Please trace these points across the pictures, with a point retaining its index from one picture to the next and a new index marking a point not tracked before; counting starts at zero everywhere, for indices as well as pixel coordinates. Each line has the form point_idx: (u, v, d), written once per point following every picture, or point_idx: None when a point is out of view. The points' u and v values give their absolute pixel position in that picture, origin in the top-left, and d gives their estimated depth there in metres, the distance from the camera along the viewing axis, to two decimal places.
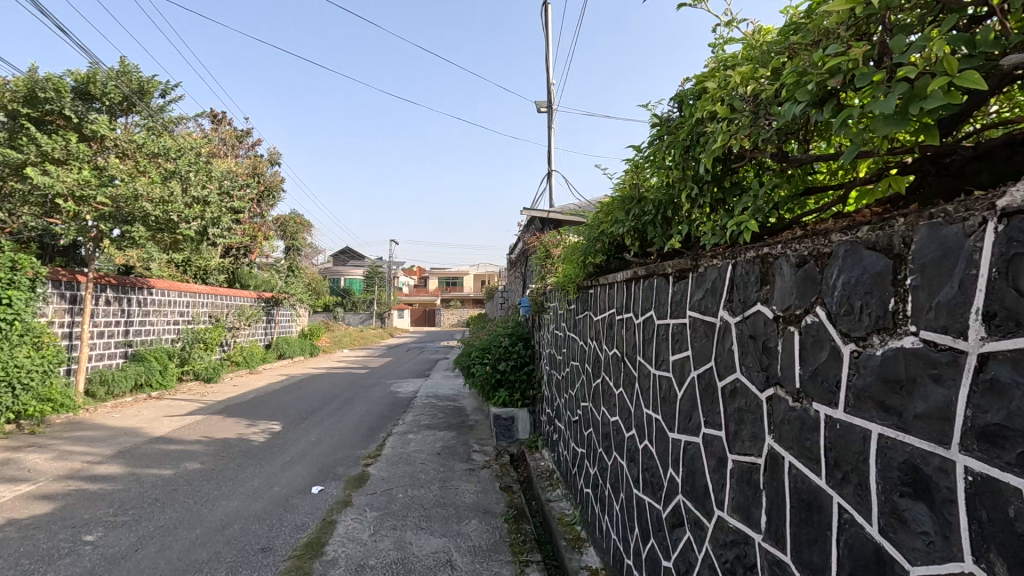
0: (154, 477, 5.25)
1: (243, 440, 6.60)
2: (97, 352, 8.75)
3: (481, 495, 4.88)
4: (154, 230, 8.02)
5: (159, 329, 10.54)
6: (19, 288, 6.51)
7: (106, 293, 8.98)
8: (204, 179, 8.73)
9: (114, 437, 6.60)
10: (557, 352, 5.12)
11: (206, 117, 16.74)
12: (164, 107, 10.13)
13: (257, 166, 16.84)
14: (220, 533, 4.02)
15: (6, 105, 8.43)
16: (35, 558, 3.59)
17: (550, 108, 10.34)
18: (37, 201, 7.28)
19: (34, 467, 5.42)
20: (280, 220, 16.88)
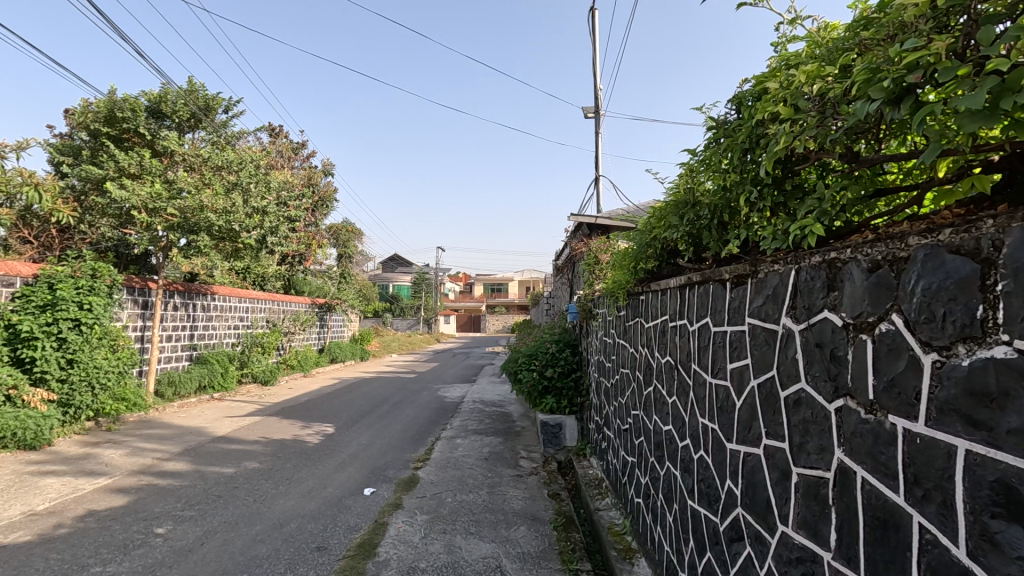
0: (217, 475, 5.50)
1: (298, 441, 6.83)
2: (166, 355, 9.28)
3: (529, 502, 4.87)
4: (218, 239, 8.42)
5: (222, 333, 11.08)
6: (99, 294, 6.96)
7: (174, 299, 9.53)
8: (264, 190, 9.13)
9: (181, 436, 6.96)
10: (606, 360, 5.06)
11: (265, 131, 17.54)
12: (227, 123, 10.67)
13: (312, 176, 17.52)
14: (278, 531, 4.17)
15: (88, 124, 9.12)
16: (112, 548, 3.82)
17: (597, 112, 10.26)
18: (114, 213, 7.78)
19: (111, 462, 5.79)
20: (333, 228, 17.47)
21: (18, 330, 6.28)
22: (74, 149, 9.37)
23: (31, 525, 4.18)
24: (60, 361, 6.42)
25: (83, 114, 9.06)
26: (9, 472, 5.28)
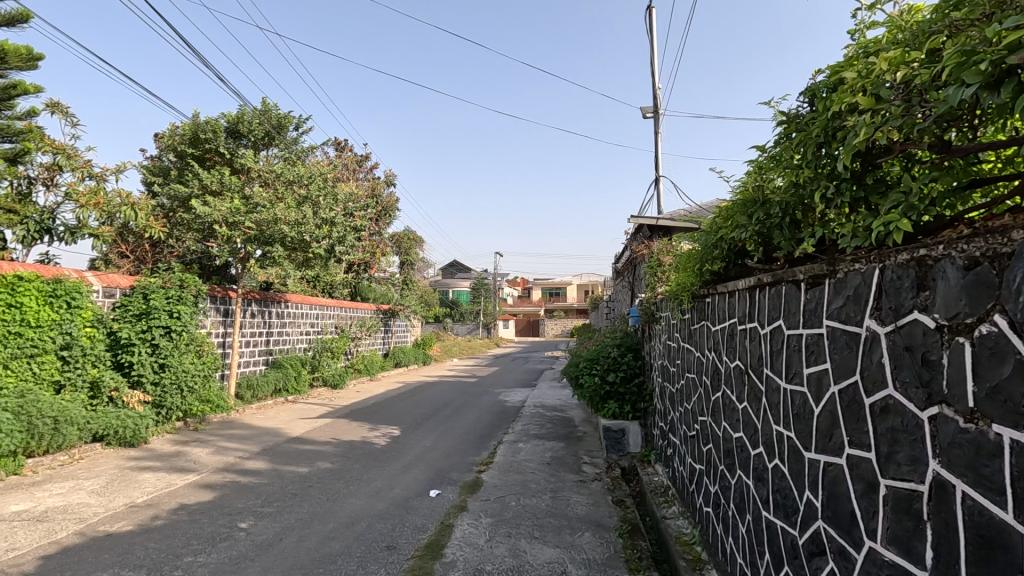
0: (292, 474, 5.78)
1: (366, 443, 7.08)
2: (245, 360, 9.88)
3: (593, 508, 4.81)
4: (291, 249, 8.89)
5: (295, 339, 11.67)
6: (186, 303, 7.50)
7: (252, 307, 10.13)
8: (332, 202, 9.55)
9: (259, 436, 7.38)
10: (670, 364, 4.94)
11: (331, 145, 18.37)
12: (297, 139, 11.25)
13: (375, 187, 18.17)
14: (350, 529, 4.33)
15: (176, 146, 9.88)
16: (202, 539, 4.10)
17: (656, 111, 10.07)
18: (198, 228, 8.39)
19: (198, 459, 6.22)
20: (395, 237, 18.03)
21: (118, 336, 6.89)
22: (163, 170, 10.16)
23: (132, 516, 4.56)
24: (154, 365, 6.98)
25: (171, 137, 9.83)
26: (112, 467, 5.79)
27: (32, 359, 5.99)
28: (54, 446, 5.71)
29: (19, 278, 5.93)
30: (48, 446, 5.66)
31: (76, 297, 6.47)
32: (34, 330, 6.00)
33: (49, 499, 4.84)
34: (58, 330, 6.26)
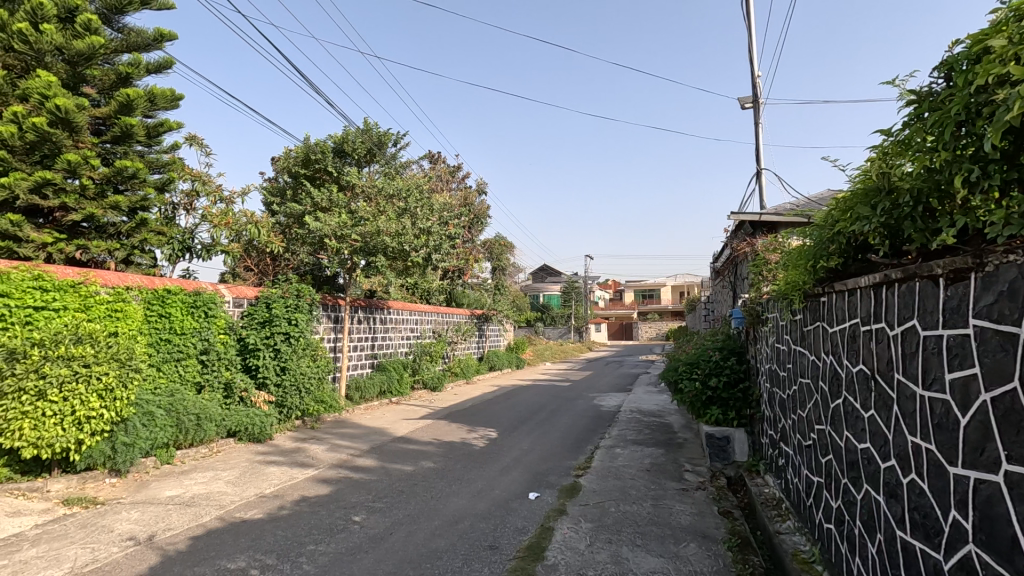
0: (399, 472, 6.09)
1: (466, 444, 7.30)
2: (353, 364, 10.57)
3: (698, 518, 4.62)
4: (392, 258, 9.40)
5: (397, 343, 12.31)
6: (303, 310, 8.15)
7: (359, 314, 10.82)
8: (429, 212, 9.97)
9: (368, 435, 7.86)
10: (780, 369, 4.64)
11: (426, 158, 19.22)
12: (396, 155, 11.89)
13: (467, 196, 18.77)
14: (454, 527, 4.49)
15: (290, 168, 10.82)
16: (321, 530, 4.44)
17: (756, 101, 9.51)
18: (310, 242, 9.12)
19: (315, 455, 6.74)
20: (488, 244, 18.49)
21: (246, 342, 7.66)
22: (280, 190, 11.17)
23: (262, 505, 5.03)
24: (277, 368, 7.66)
25: (286, 159, 10.78)
26: (244, 460, 6.43)
27: (178, 362, 6.83)
28: (197, 440, 6.44)
29: (168, 291, 6.73)
30: (193, 439, 6.40)
31: (212, 307, 7.26)
32: (179, 337, 6.83)
33: (195, 486, 5.47)
34: (198, 336, 7.08)
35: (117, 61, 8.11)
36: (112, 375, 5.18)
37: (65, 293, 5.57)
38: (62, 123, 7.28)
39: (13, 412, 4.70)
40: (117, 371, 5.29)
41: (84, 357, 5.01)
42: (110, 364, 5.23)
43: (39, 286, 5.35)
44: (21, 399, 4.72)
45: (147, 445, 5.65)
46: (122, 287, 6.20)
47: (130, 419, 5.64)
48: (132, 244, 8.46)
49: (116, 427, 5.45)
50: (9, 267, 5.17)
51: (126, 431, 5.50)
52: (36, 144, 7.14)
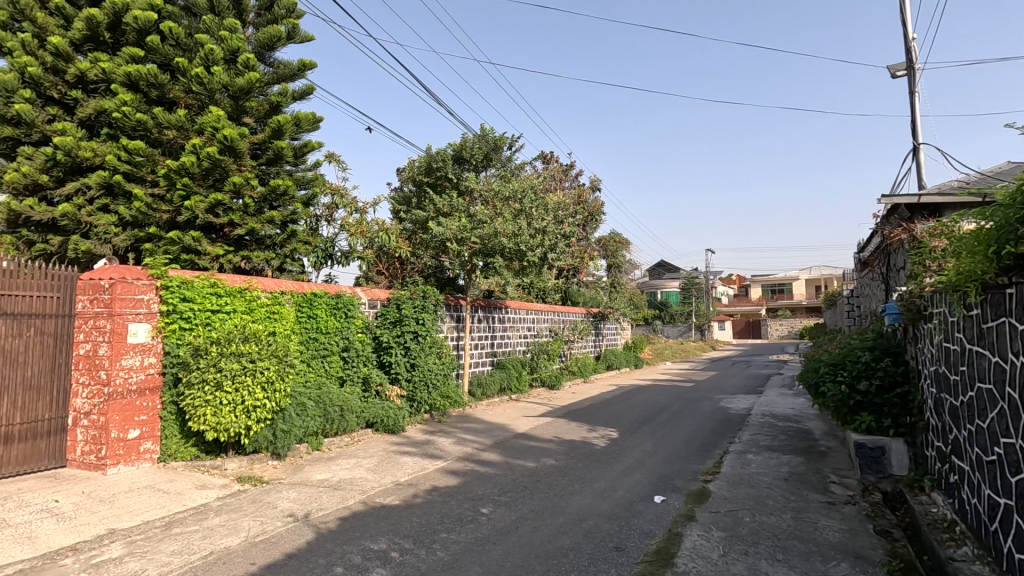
0: (522, 468, 6.22)
1: (587, 443, 7.26)
2: (475, 361, 11.00)
3: (849, 536, 4.17)
4: (509, 259, 9.64)
5: (516, 342, 12.57)
6: (429, 310, 8.63)
7: (479, 313, 11.22)
8: (544, 212, 10.08)
9: (491, 431, 8.13)
10: (951, 371, 4.05)
11: (540, 160, 19.44)
12: (511, 158, 12.15)
13: (581, 195, 18.72)
14: (578, 525, 4.48)
15: (414, 176, 11.52)
16: (452, 519, 4.67)
17: (910, 67, 8.38)
18: (433, 246, 9.62)
19: (443, 448, 7.11)
20: (602, 241, 18.32)
21: (380, 341, 8.30)
22: (405, 198, 11.93)
23: (398, 492, 5.41)
24: (407, 365, 8.23)
25: (411, 168, 11.49)
26: (381, 449, 6.97)
27: (324, 358, 7.56)
28: (341, 429, 7.10)
29: (315, 294, 7.45)
30: (338, 429, 7.06)
31: (351, 308, 7.96)
32: (324, 336, 7.56)
33: (340, 471, 6.02)
34: (340, 335, 7.80)
35: (269, 92, 9.18)
36: (272, 369, 5.88)
37: (234, 298, 6.39)
38: (229, 151, 8.35)
39: (199, 400, 5.53)
40: (276, 366, 5.99)
41: (250, 354, 5.74)
42: (271, 359, 5.94)
43: (215, 292, 6.22)
44: (204, 388, 5.55)
45: (301, 433, 6.32)
46: (278, 292, 6.95)
47: (287, 409, 6.35)
48: (285, 253, 9.60)
49: (276, 415, 6.16)
50: (193, 276, 6.08)
51: (283, 419, 6.20)
52: (210, 170, 8.26)
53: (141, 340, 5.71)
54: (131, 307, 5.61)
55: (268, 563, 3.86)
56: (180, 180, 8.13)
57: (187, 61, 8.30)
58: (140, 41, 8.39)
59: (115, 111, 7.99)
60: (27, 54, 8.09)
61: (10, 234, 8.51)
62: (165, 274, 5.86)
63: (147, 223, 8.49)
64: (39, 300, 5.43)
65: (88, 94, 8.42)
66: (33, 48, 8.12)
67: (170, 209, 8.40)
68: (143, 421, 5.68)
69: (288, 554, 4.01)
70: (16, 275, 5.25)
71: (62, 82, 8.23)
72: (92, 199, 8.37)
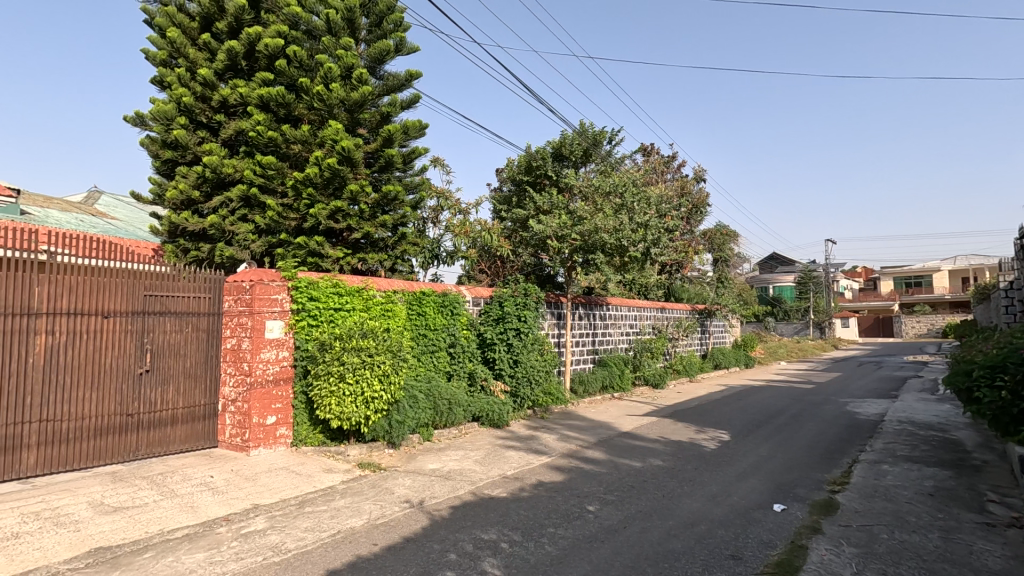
0: (627, 467, 6.12)
1: (696, 445, 6.97)
2: (576, 358, 10.96)
3: (1014, 564, 3.64)
4: (611, 254, 9.48)
5: (617, 339, 12.28)
6: (530, 308, 8.70)
7: (580, 310, 11.14)
8: (646, 206, 9.80)
9: (595, 428, 8.08)
10: None
11: (640, 152, 18.92)
12: (611, 152, 11.92)
13: (685, 186, 17.97)
14: (691, 530, 4.31)
15: (514, 176, 11.68)
16: (559, 515, 4.69)
17: None
18: (534, 243, 9.70)
19: (548, 443, 7.18)
20: (708, 234, 17.53)
21: (485, 337, 8.56)
22: (505, 198, 12.09)
23: (506, 485, 5.54)
24: (511, 361, 8.39)
25: (511, 168, 11.67)
26: (487, 442, 7.19)
27: (433, 354, 7.92)
28: (449, 422, 7.40)
29: (424, 293, 7.81)
30: (446, 421, 7.37)
31: (456, 306, 8.27)
32: (433, 333, 7.92)
33: (450, 462, 6.29)
34: (446, 332, 8.12)
35: (380, 104, 9.77)
36: (387, 363, 6.27)
37: (353, 297, 6.90)
38: (346, 161, 9.00)
39: (325, 390, 6.03)
40: (391, 360, 6.38)
41: (368, 348, 6.16)
42: (387, 354, 6.33)
43: (337, 292, 6.75)
44: (330, 379, 6.06)
45: (413, 424, 6.69)
46: (391, 291, 7.38)
47: (401, 401, 6.75)
48: (396, 254, 10.23)
49: (391, 407, 6.57)
50: (318, 278, 6.64)
51: (398, 411, 6.60)
52: (330, 180, 8.96)
53: (276, 335, 6.33)
54: (268, 306, 6.24)
55: (388, 544, 4.13)
56: (305, 190, 8.91)
57: (309, 80, 9.06)
58: (270, 66, 9.29)
59: (251, 131, 8.93)
60: (182, 86, 9.27)
61: (170, 244, 9.80)
62: (295, 276, 6.48)
63: (278, 230, 9.40)
64: (195, 301, 6.21)
65: (229, 116, 9.49)
66: (186, 80, 9.29)
67: (296, 217, 9.23)
68: (279, 408, 6.30)
69: (406, 538, 4.25)
70: (176, 279, 6.04)
71: (209, 107, 9.33)
72: (234, 210, 9.41)
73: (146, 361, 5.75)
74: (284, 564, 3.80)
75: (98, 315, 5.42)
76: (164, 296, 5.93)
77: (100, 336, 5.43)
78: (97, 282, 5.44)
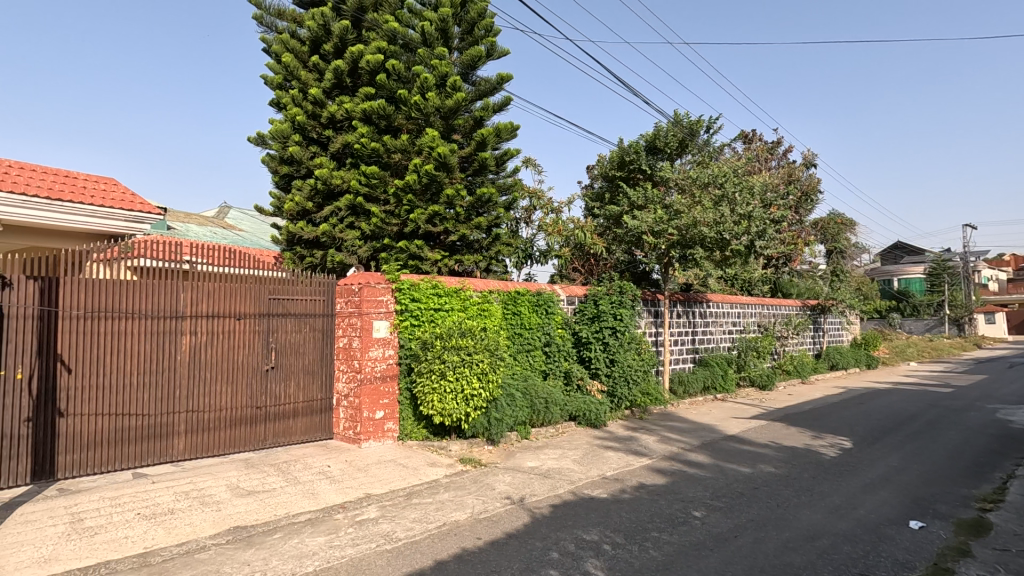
0: (735, 472, 5.80)
1: (813, 452, 6.44)
2: (675, 358, 10.56)
3: None
4: (712, 248, 9.05)
5: (719, 338, 11.68)
6: (626, 306, 8.50)
7: (678, 308, 10.71)
8: (749, 196, 9.24)
9: (698, 431, 7.74)
10: None
11: (741, 139, 17.88)
12: (709, 141, 11.35)
13: (792, 172, 16.72)
14: (811, 543, 3.99)
15: (606, 172, 11.46)
16: (663, 519, 4.54)
17: None
18: (628, 239, 9.45)
19: (648, 445, 6.99)
20: (820, 224, 16.20)
21: (580, 336, 8.49)
22: (597, 195, 11.83)
23: (606, 486, 5.46)
24: (607, 360, 8.27)
25: (603, 164, 11.47)
26: (585, 442, 7.13)
27: (529, 353, 8.00)
28: (546, 420, 7.43)
29: (518, 293, 7.91)
30: (544, 420, 7.41)
31: (550, 305, 8.28)
32: (528, 332, 7.99)
33: (549, 460, 6.31)
34: (542, 330, 8.18)
35: (473, 109, 10.03)
36: (485, 361, 6.43)
37: (452, 297, 7.14)
38: (442, 166, 9.32)
39: (428, 387, 6.29)
40: (489, 358, 6.53)
41: (467, 347, 6.33)
42: (485, 353, 6.48)
43: (436, 292, 7.02)
44: (432, 376, 6.30)
45: (511, 421, 6.80)
46: (487, 291, 7.54)
47: (499, 399, 6.88)
48: (490, 255, 10.48)
49: (490, 404, 6.73)
50: (419, 279, 6.94)
51: (496, 408, 6.74)
52: (428, 186, 9.34)
53: (383, 335, 6.68)
54: (375, 307, 6.60)
55: (491, 539, 4.22)
56: (405, 197, 9.36)
57: (407, 91, 9.50)
58: (372, 81, 9.85)
59: (356, 143, 9.53)
60: (295, 106, 10.07)
61: (289, 251, 10.70)
62: (399, 278, 6.81)
63: (381, 235, 9.96)
64: (312, 303, 6.72)
65: (336, 131, 10.18)
66: (299, 100, 10.08)
67: (398, 223, 9.71)
68: (386, 404, 6.66)
69: (509, 534, 4.32)
70: (296, 283, 6.57)
71: (319, 124, 10.06)
72: (342, 219, 10.07)
73: (271, 359, 6.32)
74: (395, 552, 4.00)
75: (232, 317, 6.04)
76: (286, 299, 6.48)
77: (233, 336, 6.04)
78: (231, 287, 6.06)
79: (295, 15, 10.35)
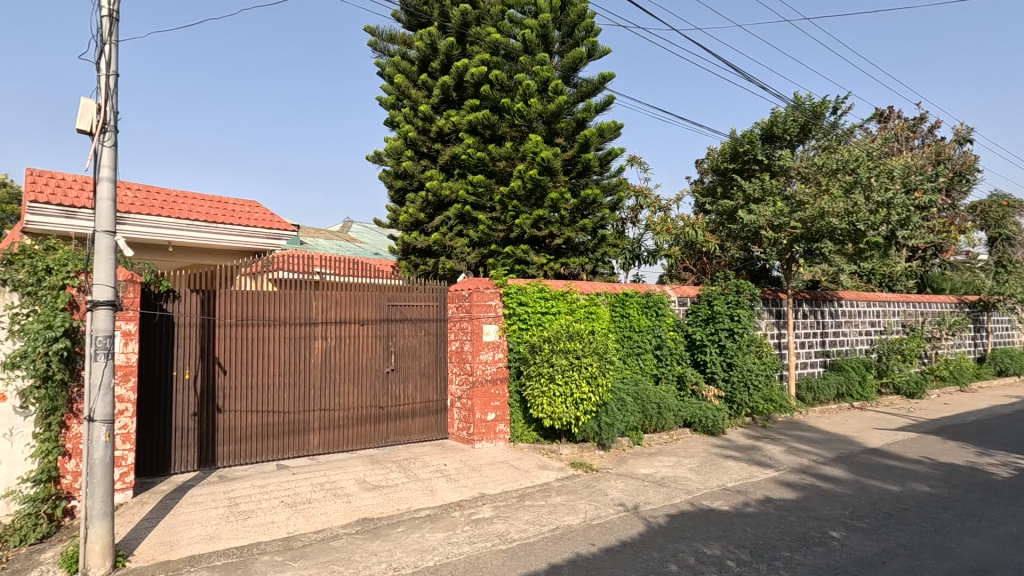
0: (880, 490, 5.18)
1: (980, 470, 5.57)
2: (802, 361, 9.70)
3: None
4: (843, 241, 8.22)
5: (854, 339, 10.55)
6: (744, 306, 7.94)
7: (804, 307, 9.83)
8: (888, 181, 8.26)
9: (832, 442, 7.03)
10: None
11: (875, 118, 16.04)
12: (836, 123, 10.30)
13: (940, 151, 14.68)
14: None
15: (718, 165, 10.80)
16: (795, 537, 4.18)
17: None
18: (744, 235, 8.83)
19: (774, 456, 6.47)
20: (979, 208, 14.08)
21: (694, 339, 8.09)
22: (708, 190, 11.21)
23: (727, 498, 5.14)
24: (724, 364, 7.80)
25: (713, 157, 10.82)
26: (702, 450, 6.77)
27: (638, 356, 7.78)
28: (659, 426, 7.18)
29: (627, 294, 7.71)
30: (657, 425, 7.16)
31: (661, 307, 7.98)
32: (638, 335, 7.77)
33: (663, 468, 6.07)
34: (652, 333, 7.91)
35: (576, 111, 10.00)
36: (594, 365, 6.34)
37: (558, 300, 7.14)
38: (546, 171, 9.38)
39: (537, 390, 6.34)
40: (598, 362, 6.43)
41: (576, 350, 6.30)
42: (594, 356, 6.40)
43: (543, 295, 7.05)
44: (541, 379, 6.34)
45: (623, 426, 6.64)
46: (594, 294, 7.45)
47: (609, 403, 6.76)
48: (596, 257, 10.38)
49: (600, 408, 6.64)
50: (526, 284, 7.02)
51: (606, 413, 6.63)
52: (532, 191, 9.47)
53: (492, 338, 6.86)
54: (484, 311, 6.79)
55: (605, 546, 4.14)
56: (511, 203, 9.57)
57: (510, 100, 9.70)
58: (476, 93, 10.19)
59: (463, 154, 9.90)
60: (407, 123, 10.69)
61: (404, 260, 11.34)
62: (506, 283, 6.94)
63: (488, 242, 10.17)
64: (426, 308, 7.07)
65: (445, 143, 10.65)
66: (410, 117, 10.68)
67: (504, 228, 9.91)
68: (497, 406, 6.81)
69: (624, 542, 4.21)
70: (411, 290, 6.97)
71: (429, 139, 10.60)
72: (452, 227, 10.50)
73: (391, 361, 6.74)
74: (510, 553, 4.07)
75: (357, 323, 6.53)
76: (403, 305, 6.88)
77: (358, 340, 6.53)
78: (355, 295, 6.56)
79: (405, 38, 11.01)
